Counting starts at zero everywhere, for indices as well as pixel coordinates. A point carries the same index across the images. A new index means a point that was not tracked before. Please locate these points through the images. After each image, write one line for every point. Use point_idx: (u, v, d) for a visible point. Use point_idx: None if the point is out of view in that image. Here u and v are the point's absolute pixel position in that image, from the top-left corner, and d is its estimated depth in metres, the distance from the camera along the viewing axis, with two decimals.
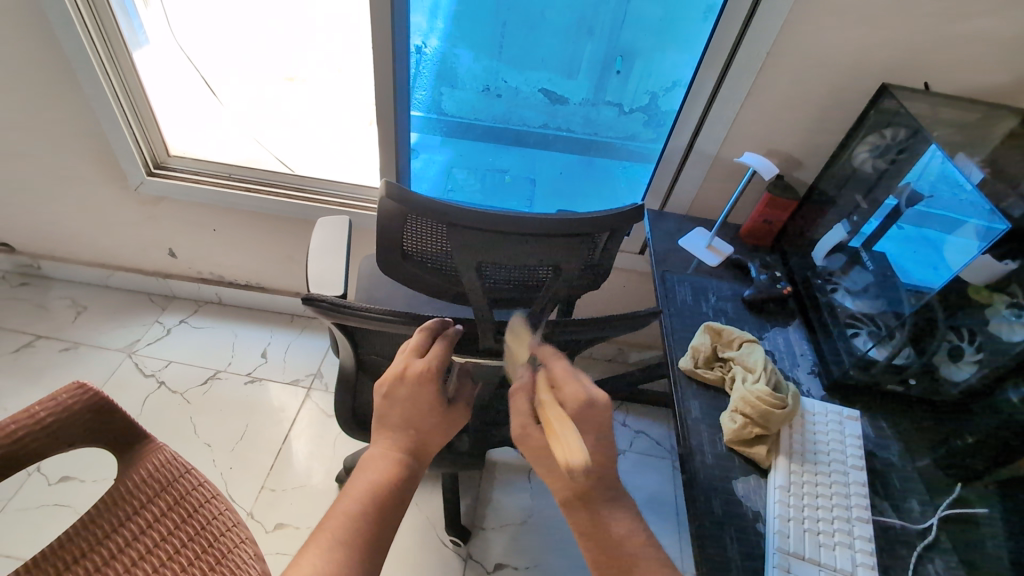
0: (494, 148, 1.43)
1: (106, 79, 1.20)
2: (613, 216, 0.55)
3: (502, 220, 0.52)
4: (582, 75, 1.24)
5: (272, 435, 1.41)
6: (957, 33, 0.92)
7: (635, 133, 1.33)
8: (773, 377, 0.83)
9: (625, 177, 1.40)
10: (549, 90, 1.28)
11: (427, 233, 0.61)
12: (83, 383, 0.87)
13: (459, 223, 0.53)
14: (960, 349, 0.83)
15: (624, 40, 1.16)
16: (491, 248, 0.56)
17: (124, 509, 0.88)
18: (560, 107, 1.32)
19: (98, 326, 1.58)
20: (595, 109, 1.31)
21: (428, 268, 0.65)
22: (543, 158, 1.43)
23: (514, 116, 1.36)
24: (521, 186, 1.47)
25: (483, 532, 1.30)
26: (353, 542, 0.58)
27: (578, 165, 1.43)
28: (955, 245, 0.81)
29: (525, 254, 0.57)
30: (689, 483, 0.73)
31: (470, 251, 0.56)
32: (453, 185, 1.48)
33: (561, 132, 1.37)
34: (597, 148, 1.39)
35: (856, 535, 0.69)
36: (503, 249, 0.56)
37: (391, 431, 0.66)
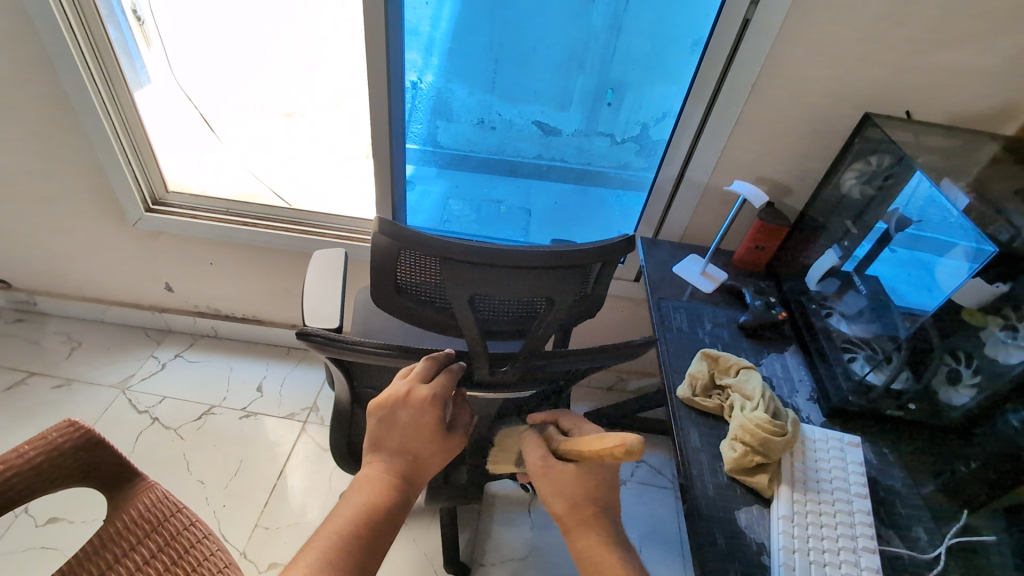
0: (489, 180, 1.45)
1: (106, 117, 1.23)
2: (606, 247, 0.52)
3: (493, 252, 0.50)
4: (574, 107, 1.27)
5: (266, 471, 1.39)
6: (935, 64, 0.95)
7: (627, 163, 1.35)
8: (771, 405, 0.81)
9: (618, 206, 1.42)
10: (542, 122, 1.31)
11: (423, 268, 0.60)
12: (74, 420, 0.86)
13: (450, 257, 0.51)
14: (958, 373, 0.82)
15: (614, 74, 1.19)
16: (485, 283, 0.54)
17: (113, 551, 0.86)
18: (554, 138, 1.34)
19: (92, 362, 1.57)
20: (588, 140, 1.33)
21: (423, 302, 0.64)
22: (538, 188, 1.45)
23: (508, 147, 1.38)
24: (518, 216, 1.49)
25: (483, 569, 1.27)
26: (339, 564, 0.56)
27: (572, 195, 1.45)
28: (947, 267, 0.82)
29: (518, 288, 0.54)
30: (691, 514, 0.72)
31: (462, 286, 0.54)
32: (449, 217, 1.49)
33: (554, 163, 1.39)
34: (590, 178, 1.41)
35: (864, 567, 0.67)
36: (496, 284, 0.53)
37: (388, 453, 0.65)
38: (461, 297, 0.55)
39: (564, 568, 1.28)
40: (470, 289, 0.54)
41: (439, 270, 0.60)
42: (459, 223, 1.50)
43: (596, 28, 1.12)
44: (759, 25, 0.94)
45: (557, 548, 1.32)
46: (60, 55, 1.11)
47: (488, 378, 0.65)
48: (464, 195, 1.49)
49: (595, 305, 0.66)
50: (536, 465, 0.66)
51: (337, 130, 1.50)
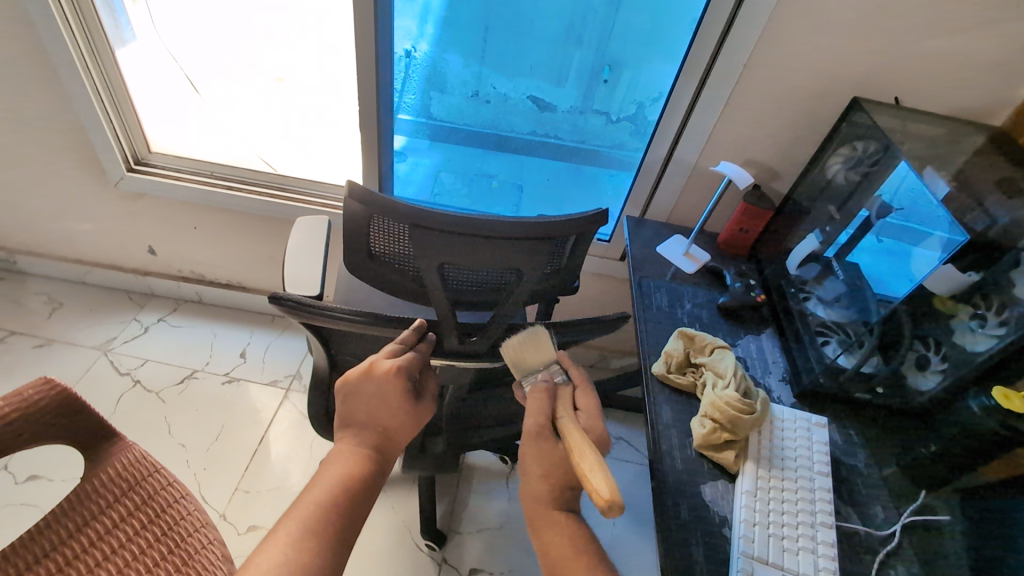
0: (482, 155, 1.43)
1: (88, 77, 1.20)
2: (574, 220, 0.51)
3: (462, 222, 0.48)
4: (570, 84, 1.25)
5: (247, 437, 1.40)
6: (927, 49, 0.94)
7: (622, 142, 1.34)
8: (743, 384, 0.82)
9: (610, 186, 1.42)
10: (537, 97, 1.29)
11: (394, 236, 0.59)
12: (50, 378, 0.86)
13: (418, 225, 0.50)
14: (926, 360, 0.83)
15: (610, 49, 1.18)
16: (455, 252, 0.53)
17: (90, 508, 0.88)
18: (548, 115, 1.33)
19: (74, 323, 1.56)
20: (583, 117, 1.32)
21: (393, 269, 0.63)
22: (531, 166, 1.44)
23: (501, 122, 1.36)
24: (508, 192, 1.49)
25: (460, 536, 1.30)
26: (320, 534, 0.57)
27: (563, 173, 1.44)
28: (922, 257, 0.82)
29: (485, 262, 0.53)
30: (658, 487, 0.73)
31: (431, 254, 0.52)
32: (440, 190, 1.48)
33: (550, 141, 1.38)
34: (580, 156, 1.40)
35: (820, 541, 0.69)
36: (466, 253, 0.53)
37: (358, 427, 0.66)
38: (430, 265, 0.54)
39: None
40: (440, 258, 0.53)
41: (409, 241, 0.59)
42: (449, 197, 1.49)
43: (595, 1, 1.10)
44: (754, 4, 0.93)
45: None
46: (37, 7, 1.07)
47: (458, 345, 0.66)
48: (454, 169, 1.47)
49: (573, 279, 0.66)
50: (530, 430, 0.61)
51: (328, 98, 1.47)
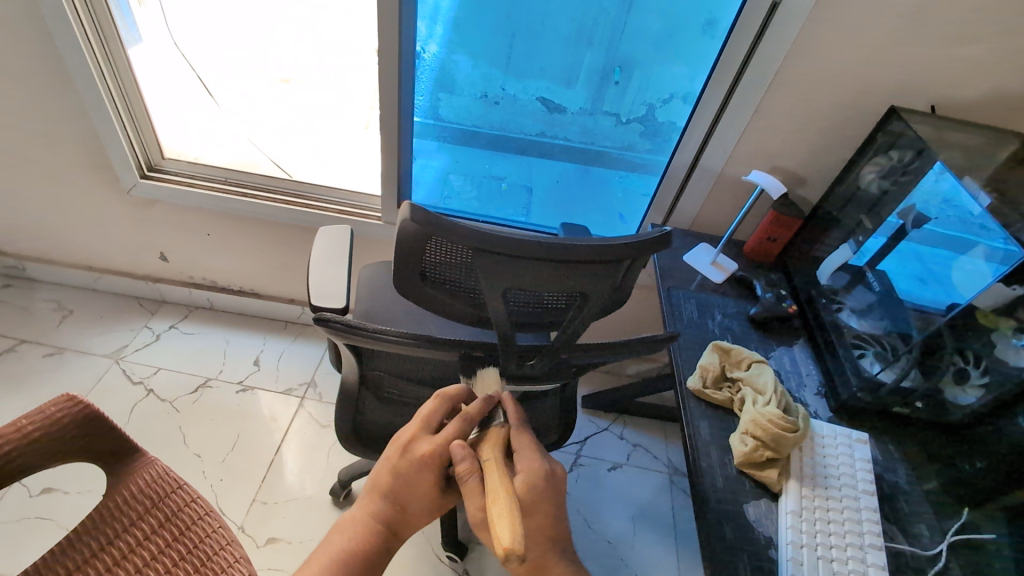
0: (490, 157, 1.42)
1: (102, 82, 1.17)
2: (646, 240, 0.49)
3: (535, 245, 0.46)
4: (580, 85, 1.23)
5: (263, 446, 1.38)
6: (965, 57, 0.93)
7: (632, 144, 1.33)
8: (783, 399, 0.81)
9: (621, 187, 1.42)
10: (547, 98, 1.27)
11: (453, 256, 0.54)
12: (73, 395, 0.84)
13: (488, 249, 0.48)
14: (965, 373, 0.81)
15: (623, 50, 1.15)
16: (521, 276, 0.50)
17: (113, 527, 0.86)
18: (558, 116, 1.30)
19: (85, 331, 1.53)
20: (592, 118, 1.30)
21: (447, 292, 0.57)
22: (538, 165, 1.42)
23: (510, 124, 1.34)
24: (519, 195, 1.48)
25: (480, 547, 1.28)
26: None
27: (577, 175, 1.42)
28: (964, 268, 0.84)
29: (552, 285, 0.52)
30: (701, 508, 0.72)
31: (496, 279, 0.51)
32: (450, 192, 1.47)
33: (557, 141, 1.36)
34: (594, 159, 1.39)
35: (870, 563, 0.68)
36: (533, 278, 0.50)
37: (377, 497, 0.64)
38: (494, 290, 0.52)
39: None
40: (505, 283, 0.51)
41: (468, 262, 0.55)
42: (460, 202, 1.47)
43: (608, 2, 1.08)
44: (790, 10, 0.92)
45: None
46: (53, 11, 1.05)
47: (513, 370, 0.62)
48: (464, 171, 1.45)
49: (623, 299, 0.59)
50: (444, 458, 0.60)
51: (334, 99, 1.47)
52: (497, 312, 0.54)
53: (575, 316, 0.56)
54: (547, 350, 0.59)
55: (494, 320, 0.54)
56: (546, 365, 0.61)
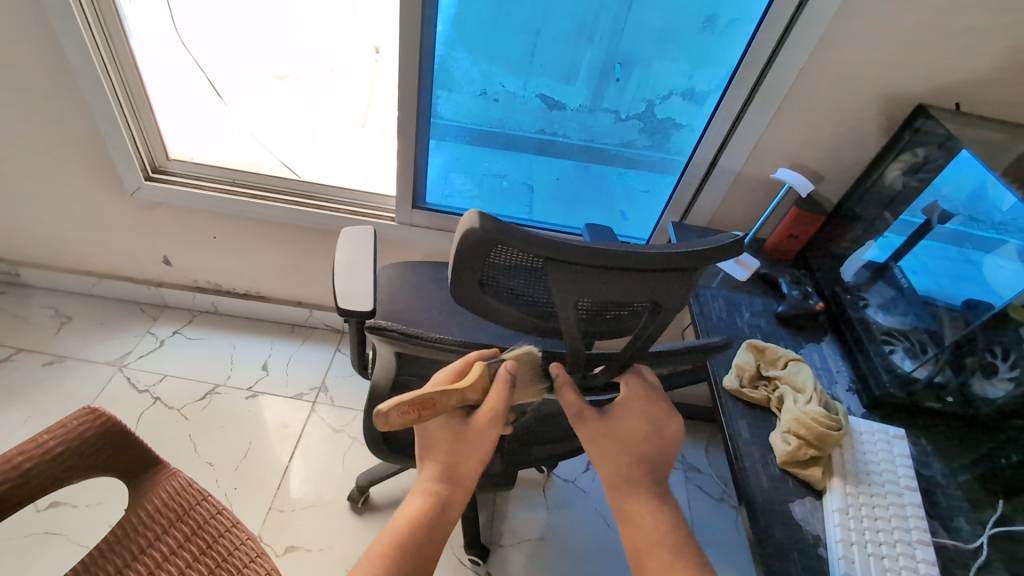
0: (491, 154, 1.39)
1: (107, 80, 1.13)
2: (728, 246, 0.46)
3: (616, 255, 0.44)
4: (580, 81, 1.21)
5: (276, 452, 1.35)
6: (989, 54, 0.94)
7: (630, 140, 1.31)
8: (822, 397, 0.82)
9: (621, 183, 1.41)
10: (546, 96, 1.25)
11: (517, 264, 0.49)
12: (95, 408, 0.81)
13: (565, 261, 0.45)
14: (994, 367, 0.82)
15: (623, 48, 1.14)
16: (595, 287, 0.47)
17: (139, 542, 0.83)
18: (558, 113, 1.28)
19: (85, 338, 1.49)
20: (591, 116, 1.28)
21: (506, 299, 0.53)
22: (539, 164, 1.40)
23: (509, 121, 1.31)
24: (519, 192, 1.45)
25: (501, 549, 1.27)
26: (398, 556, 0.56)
27: (574, 172, 1.40)
28: (996, 265, 0.85)
29: (627, 294, 0.48)
30: (749, 508, 0.72)
31: (569, 290, 0.47)
32: (451, 190, 1.42)
33: (559, 139, 1.34)
34: (591, 154, 1.36)
35: (920, 560, 0.69)
36: (609, 289, 0.47)
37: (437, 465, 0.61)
38: (566, 301, 0.49)
39: (579, 549, 1.30)
40: (578, 294, 0.48)
41: (532, 270, 0.50)
42: (461, 199, 1.43)
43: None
44: (816, 8, 0.92)
45: (571, 529, 1.33)
46: (58, 7, 1.01)
47: (577, 378, 0.59)
48: (465, 169, 1.41)
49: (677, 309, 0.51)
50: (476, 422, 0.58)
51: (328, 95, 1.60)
52: (566, 322, 0.51)
53: (645, 326, 0.53)
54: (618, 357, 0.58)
55: (565, 329, 0.52)
56: (613, 370, 0.60)
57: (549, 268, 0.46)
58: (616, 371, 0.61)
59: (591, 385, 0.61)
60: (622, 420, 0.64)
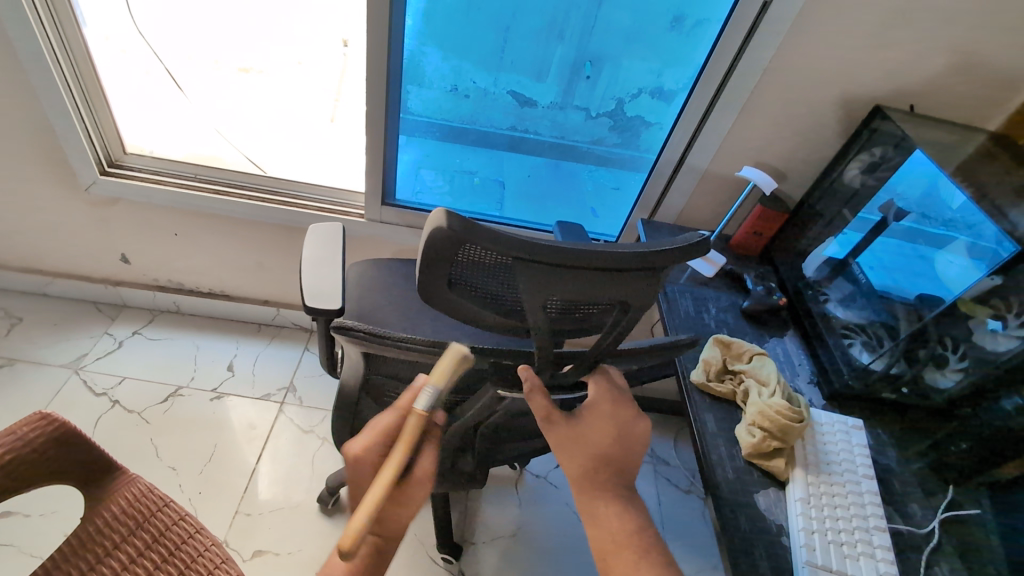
0: (463, 150, 1.38)
1: (57, 70, 1.08)
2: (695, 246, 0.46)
3: (583, 253, 0.43)
4: (551, 79, 1.21)
5: (243, 455, 1.32)
6: (942, 57, 0.98)
7: (601, 138, 1.32)
8: (785, 390, 0.84)
9: (591, 181, 1.42)
10: (517, 92, 1.24)
11: (486, 261, 0.48)
12: (47, 413, 0.78)
13: (532, 259, 0.44)
14: (945, 359, 0.85)
15: (593, 45, 1.15)
16: (563, 286, 0.47)
17: (96, 551, 0.80)
18: (528, 110, 1.28)
19: (37, 340, 1.42)
20: (562, 113, 1.28)
21: (476, 298, 0.52)
22: (511, 160, 1.40)
23: (481, 117, 1.31)
24: (491, 189, 1.44)
25: (474, 547, 1.27)
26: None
27: (546, 169, 1.41)
28: (948, 262, 0.90)
29: (595, 294, 0.48)
30: (716, 500, 0.73)
31: (537, 289, 0.47)
32: (421, 187, 1.40)
33: (529, 136, 1.34)
34: (563, 152, 1.37)
35: (877, 545, 0.71)
36: (576, 289, 0.47)
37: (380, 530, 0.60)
38: (534, 301, 0.48)
39: (551, 545, 1.31)
40: (546, 293, 0.47)
41: (502, 269, 0.49)
42: (432, 195, 1.42)
43: None
44: (778, 11, 0.94)
45: (543, 525, 1.34)
46: None
47: (548, 378, 0.59)
48: (437, 165, 1.40)
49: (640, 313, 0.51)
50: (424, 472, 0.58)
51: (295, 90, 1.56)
52: (533, 323, 0.50)
53: (614, 324, 0.53)
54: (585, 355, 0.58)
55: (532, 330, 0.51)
56: (580, 370, 0.59)
57: (516, 266, 0.45)
58: (585, 371, 0.60)
59: (560, 383, 0.60)
60: (586, 422, 0.64)
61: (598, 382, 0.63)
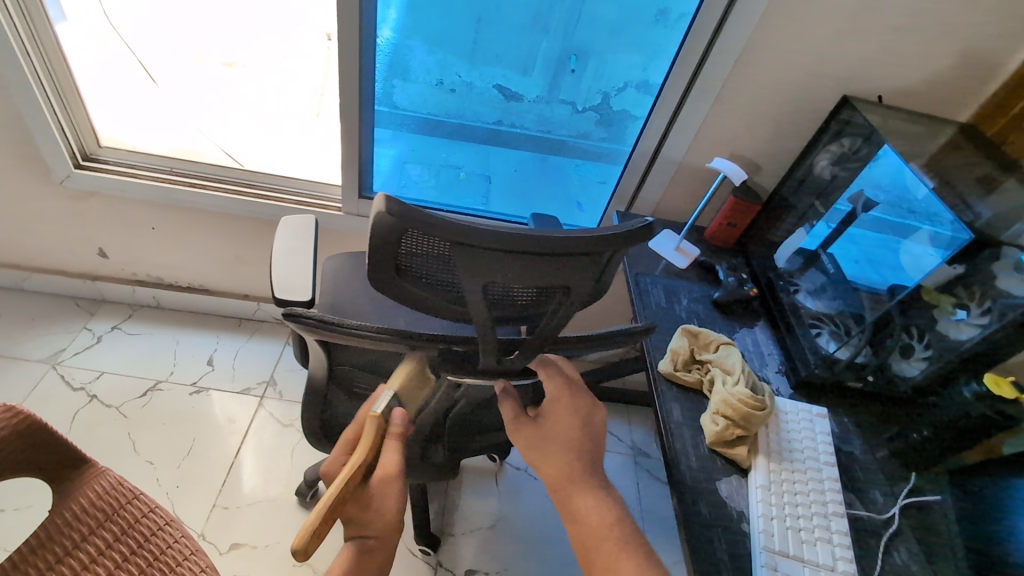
0: (449, 145, 1.38)
1: (27, 61, 1.08)
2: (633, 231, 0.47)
3: (523, 237, 0.44)
4: (536, 72, 1.21)
5: (222, 449, 1.32)
6: (909, 48, 0.98)
7: (587, 132, 1.33)
8: (750, 378, 0.85)
9: (577, 175, 1.42)
10: (503, 86, 1.24)
11: (431, 248, 0.49)
12: (12, 405, 0.78)
13: (471, 242, 0.44)
14: (911, 348, 0.87)
15: (578, 39, 1.15)
16: (503, 271, 0.47)
17: (64, 543, 0.80)
18: (514, 105, 1.28)
19: (14, 335, 1.41)
20: (549, 107, 1.28)
21: (423, 285, 0.53)
22: (496, 155, 1.39)
23: (467, 111, 1.31)
24: (477, 184, 1.44)
25: (453, 538, 1.28)
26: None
27: (534, 165, 1.41)
28: (911, 252, 0.91)
29: (536, 279, 0.49)
30: (678, 486, 0.74)
31: (477, 274, 0.47)
32: (407, 182, 1.41)
33: (514, 130, 1.34)
34: (551, 147, 1.37)
35: (834, 530, 0.72)
36: (516, 274, 0.48)
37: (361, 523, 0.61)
38: (475, 286, 0.49)
39: (530, 536, 1.32)
40: (485, 277, 0.48)
41: (447, 255, 0.50)
42: (417, 190, 1.42)
43: None
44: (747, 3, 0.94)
45: (522, 516, 1.35)
46: None
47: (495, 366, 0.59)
48: (422, 160, 1.41)
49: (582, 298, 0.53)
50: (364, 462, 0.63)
51: None
52: (475, 309, 0.51)
53: (558, 309, 0.53)
54: (529, 344, 0.57)
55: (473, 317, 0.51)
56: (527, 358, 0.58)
57: (456, 252, 0.46)
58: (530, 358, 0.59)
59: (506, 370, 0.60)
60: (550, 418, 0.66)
61: (553, 376, 0.65)
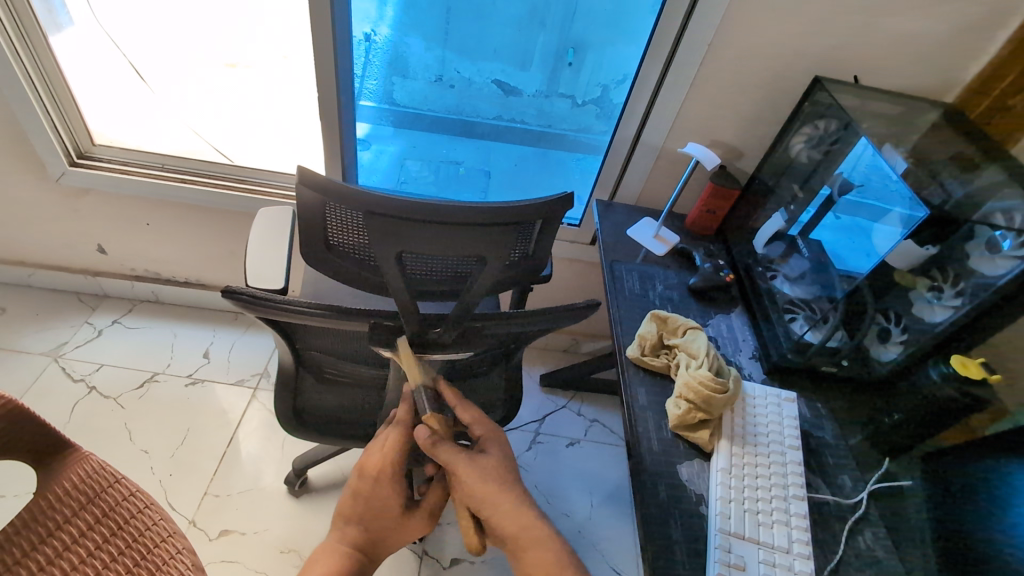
0: (448, 140, 1.38)
1: (18, 62, 1.12)
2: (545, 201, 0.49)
3: (411, 206, 0.46)
4: (535, 67, 1.22)
5: (215, 438, 1.35)
6: (885, 28, 0.96)
7: (588, 126, 1.30)
8: (716, 362, 0.83)
9: (578, 169, 1.37)
10: (502, 81, 1.25)
11: (353, 222, 0.56)
12: None
13: (365, 211, 0.47)
14: (888, 331, 0.85)
15: (575, 31, 1.15)
16: (411, 239, 0.50)
17: (47, 524, 0.83)
18: (513, 99, 1.29)
19: (19, 328, 1.47)
20: (548, 101, 1.29)
21: (352, 260, 0.60)
22: (496, 149, 1.39)
23: (466, 108, 1.31)
24: (475, 178, 1.42)
25: (439, 526, 1.29)
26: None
27: (533, 157, 1.39)
28: (882, 232, 0.85)
29: (446, 249, 0.51)
30: (636, 469, 0.74)
31: (387, 242, 0.50)
32: (407, 178, 1.41)
33: (514, 124, 1.34)
34: (549, 140, 1.36)
35: (793, 513, 0.71)
36: (424, 242, 0.50)
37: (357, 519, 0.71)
38: (387, 255, 0.51)
39: None
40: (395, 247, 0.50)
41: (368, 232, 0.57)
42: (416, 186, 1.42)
43: None
44: None
45: None
46: None
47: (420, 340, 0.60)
48: (421, 156, 1.41)
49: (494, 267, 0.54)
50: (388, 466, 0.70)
51: None
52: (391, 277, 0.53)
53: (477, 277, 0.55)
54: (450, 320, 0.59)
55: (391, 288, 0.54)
56: (453, 333, 0.60)
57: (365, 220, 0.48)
58: (456, 332, 0.60)
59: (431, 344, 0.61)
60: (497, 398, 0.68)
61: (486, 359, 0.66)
